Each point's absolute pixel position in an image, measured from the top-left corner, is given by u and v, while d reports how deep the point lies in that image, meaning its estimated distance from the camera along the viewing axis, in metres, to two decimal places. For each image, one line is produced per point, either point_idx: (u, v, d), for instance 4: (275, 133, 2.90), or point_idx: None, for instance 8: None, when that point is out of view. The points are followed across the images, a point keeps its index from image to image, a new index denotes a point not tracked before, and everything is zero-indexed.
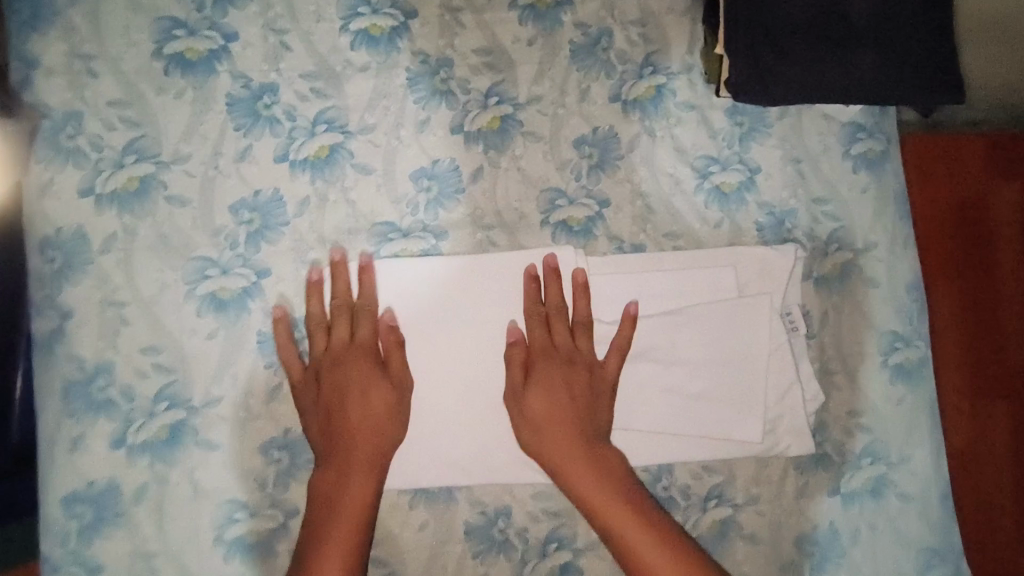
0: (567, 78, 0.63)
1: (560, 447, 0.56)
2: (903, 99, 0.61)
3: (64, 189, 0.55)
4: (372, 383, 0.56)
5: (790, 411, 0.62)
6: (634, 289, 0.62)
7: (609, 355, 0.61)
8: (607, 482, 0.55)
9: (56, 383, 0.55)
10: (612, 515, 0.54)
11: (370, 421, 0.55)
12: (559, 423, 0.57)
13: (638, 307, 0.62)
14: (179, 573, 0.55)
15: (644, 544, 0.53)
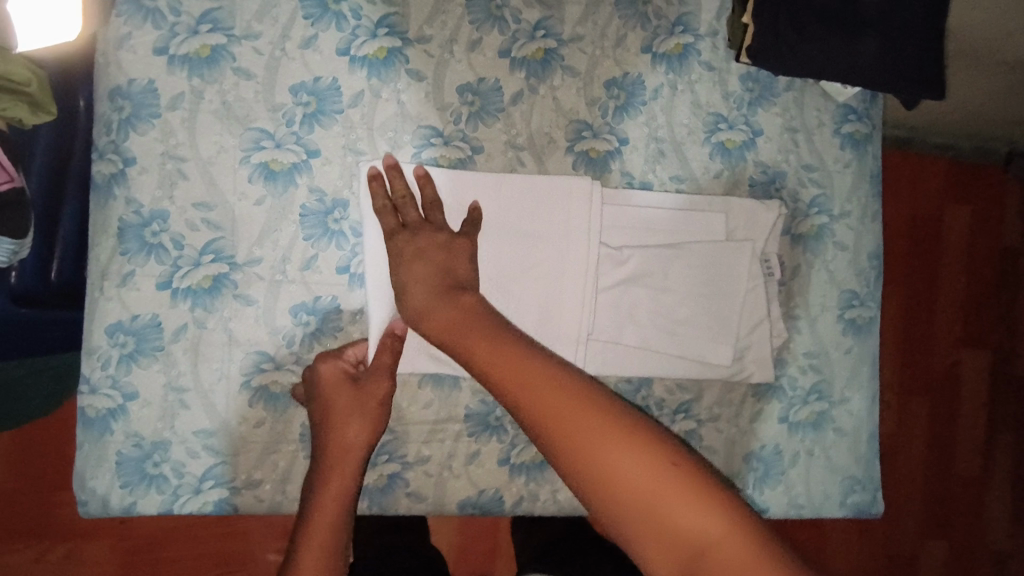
0: (608, 24, 0.70)
1: (483, 353, 0.54)
2: (896, 87, 0.70)
3: (141, 44, 0.59)
4: (339, 384, 0.60)
5: (758, 343, 0.71)
6: (638, 221, 0.69)
7: (612, 275, 0.69)
8: (561, 389, 0.49)
9: (113, 223, 0.59)
10: (539, 407, 0.48)
11: (343, 452, 0.60)
12: (479, 341, 0.55)
13: (640, 238, 0.69)
14: (208, 409, 0.61)
15: (556, 417, 0.48)
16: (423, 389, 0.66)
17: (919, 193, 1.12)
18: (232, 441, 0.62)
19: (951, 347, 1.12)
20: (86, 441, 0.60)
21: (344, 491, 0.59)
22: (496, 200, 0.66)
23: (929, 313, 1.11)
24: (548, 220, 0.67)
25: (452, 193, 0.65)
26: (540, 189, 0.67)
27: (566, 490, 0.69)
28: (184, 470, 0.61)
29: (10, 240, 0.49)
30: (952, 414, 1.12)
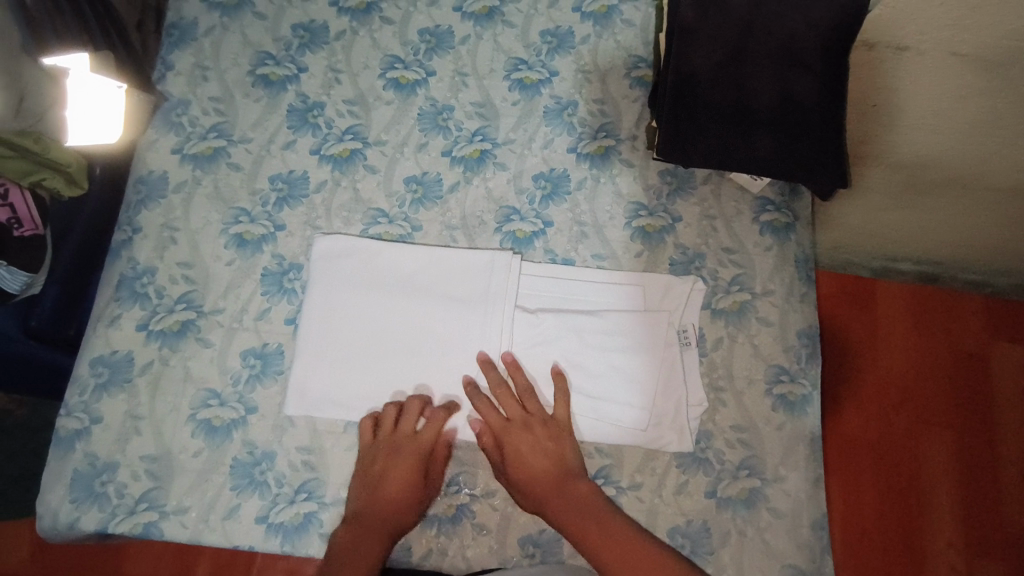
0: (536, 130, 0.83)
1: (548, 492, 0.68)
2: (794, 176, 0.78)
3: (163, 147, 0.79)
4: (395, 449, 0.69)
5: (674, 412, 0.73)
6: (556, 291, 0.77)
7: (527, 338, 0.75)
8: (624, 531, 0.64)
9: (115, 277, 0.75)
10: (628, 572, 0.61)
11: (392, 505, 0.68)
12: (535, 476, 0.69)
13: (555, 306, 0.76)
14: (156, 436, 0.70)
15: None
16: (346, 433, 0.72)
17: (936, 327, 1.17)
18: (169, 467, 0.69)
19: (965, 480, 1.10)
20: (54, 457, 0.70)
21: (366, 540, 0.65)
22: (409, 272, 0.76)
23: (947, 443, 1.11)
24: (459, 289, 0.76)
25: (387, 263, 0.76)
26: (467, 259, 0.76)
27: (475, 548, 0.69)
28: (125, 491, 0.69)
29: (26, 273, 0.73)
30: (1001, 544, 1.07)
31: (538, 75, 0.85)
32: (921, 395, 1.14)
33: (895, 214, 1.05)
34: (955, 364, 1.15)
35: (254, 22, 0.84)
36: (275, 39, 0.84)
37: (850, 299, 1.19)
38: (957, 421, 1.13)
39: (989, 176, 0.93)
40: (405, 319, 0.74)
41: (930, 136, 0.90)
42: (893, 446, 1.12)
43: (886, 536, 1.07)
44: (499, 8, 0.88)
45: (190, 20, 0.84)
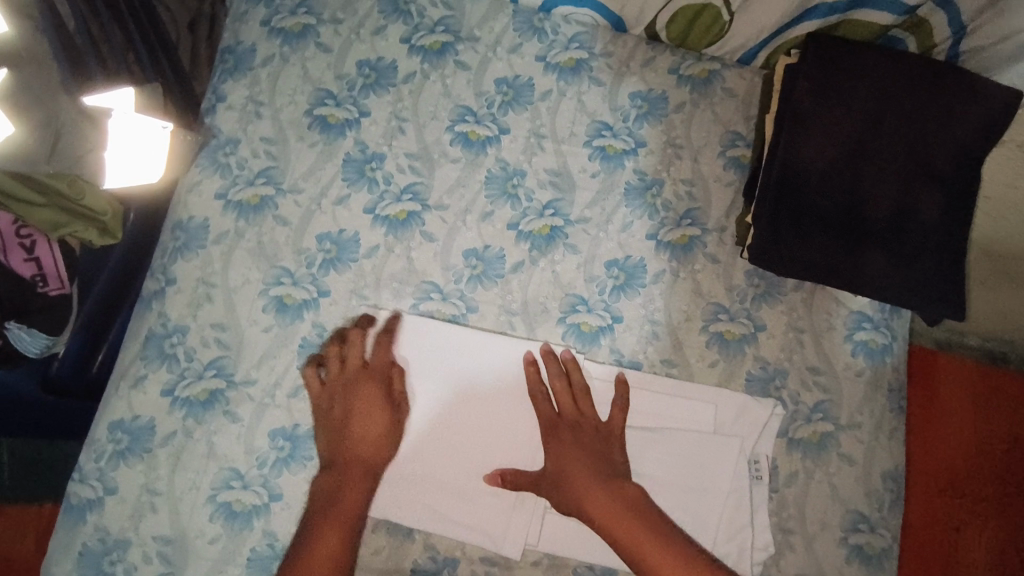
0: (614, 209, 0.75)
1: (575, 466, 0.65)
2: (904, 301, 0.69)
3: (206, 189, 0.71)
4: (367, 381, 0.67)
5: (736, 556, 0.66)
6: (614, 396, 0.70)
7: None
8: (616, 506, 0.62)
9: (143, 332, 0.68)
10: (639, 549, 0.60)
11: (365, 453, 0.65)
12: (574, 455, 0.65)
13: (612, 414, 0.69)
14: (172, 516, 0.65)
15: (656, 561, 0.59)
16: (375, 534, 0.66)
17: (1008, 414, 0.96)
18: (183, 553, 0.64)
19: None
20: (61, 526, 0.64)
21: (359, 488, 0.63)
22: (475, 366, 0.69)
23: (987, 543, 0.90)
24: (509, 385, 0.69)
25: (435, 340, 0.69)
26: (520, 350, 0.70)
27: None
28: (134, 573, 0.63)
29: (47, 334, 0.67)
30: None
31: (622, 144, 0.77)
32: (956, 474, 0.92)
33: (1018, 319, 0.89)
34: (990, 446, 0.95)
35: (316, 54, 0.76)
36: (338, 76, 0.76)
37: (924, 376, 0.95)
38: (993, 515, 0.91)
39: None
40: (471, 422, 0.68)
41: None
42: (939, 542, 0.88)
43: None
44: (587, 62, 0.79)
45: (248, 46, 0.76)
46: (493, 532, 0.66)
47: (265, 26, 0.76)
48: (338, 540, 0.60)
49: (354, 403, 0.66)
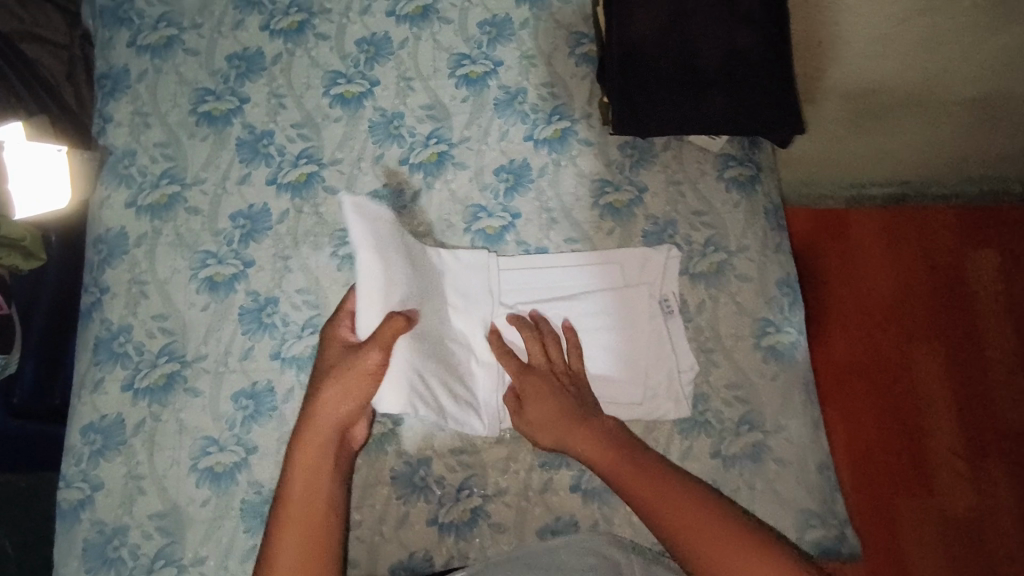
0: (490, 124, 0.82)
1: (558, 423, 0.68)
2: (752, 130, 0.78)
3: (115, 202, 0.77)
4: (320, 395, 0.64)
5: (668, 386, 0.74)
6: (533, 279, 0.77)
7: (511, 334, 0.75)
8: (610, 442, 0.65)
9: (92, 340, 0.74)
10: (638, 484, 0.60)
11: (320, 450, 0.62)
12: (550, 412, 0.69)
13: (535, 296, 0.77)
14: (161, 492, 0.70)
15: (662, 490, 0.59)
16: None
17: (910, 241, 1.25)
18: (180, 520, 0.69)
19: (933, 382, 1.19)
20: (62, 529, 0.69)
21: (315, 484, 0.61)
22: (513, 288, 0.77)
23: (938, 360, 1.19)
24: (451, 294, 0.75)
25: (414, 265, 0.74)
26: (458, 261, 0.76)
27: (494, 547, 0.70)
28: (139, 551, 0.68)
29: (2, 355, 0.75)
30: (994, 441, 1.16)
31: (482, 67, 0.84)
32: (891, 306, 1.21)
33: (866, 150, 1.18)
34: (918, 269, 1.24)
35: (186, 59, 0.82)
36: (211, 73, 0.82)
37: (830, 232, 1.25)
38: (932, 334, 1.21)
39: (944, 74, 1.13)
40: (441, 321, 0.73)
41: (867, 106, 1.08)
42: (880, 368, 1.19)
43: (856, 445, 1.16)
44: (433, 6, 0.86)
45: (121, 67, 0.82)
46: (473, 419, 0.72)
47: (131, 46, 0.83)
48: (302, 533, 0.58)
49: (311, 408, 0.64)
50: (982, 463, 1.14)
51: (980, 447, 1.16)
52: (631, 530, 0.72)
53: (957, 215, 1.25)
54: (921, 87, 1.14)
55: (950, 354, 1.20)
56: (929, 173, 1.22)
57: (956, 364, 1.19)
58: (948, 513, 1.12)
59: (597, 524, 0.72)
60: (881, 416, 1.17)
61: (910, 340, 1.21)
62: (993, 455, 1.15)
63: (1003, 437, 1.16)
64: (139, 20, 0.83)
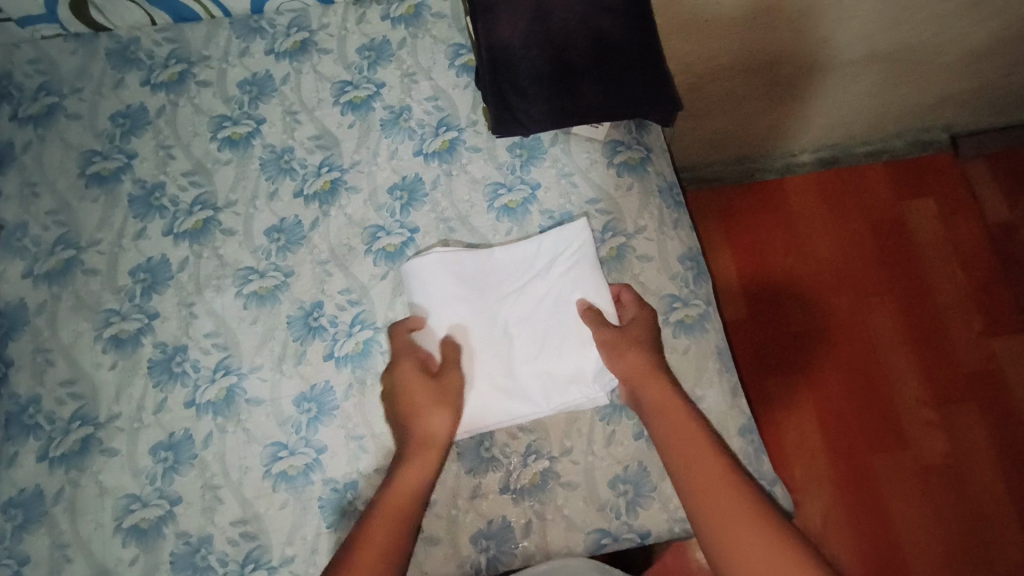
0: (379, 144, 0.84)
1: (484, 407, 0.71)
2: (626, 115, 0.80)
3: (14, 275, 0.78)
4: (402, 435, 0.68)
5: (593, 370, 0.73)
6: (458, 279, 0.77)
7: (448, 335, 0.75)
8: (707, 438, 0.61)
9: (2, 416, 0.73)
10: (697, 468, 0.59)
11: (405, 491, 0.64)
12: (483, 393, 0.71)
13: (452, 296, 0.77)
14: (87, 558, 0.69)
15: (699, 467, 0.59)
16: (276, 492, 0.71)
17: (847, 206, 1.38)
18: None
19: (892, 329, 1.29)
20: None
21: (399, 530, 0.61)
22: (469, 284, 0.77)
23: (890, 312, 1.31)
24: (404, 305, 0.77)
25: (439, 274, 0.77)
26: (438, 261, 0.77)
27: (431, 560, 0.70)
28: None
29: None
30: (953, 376, 1.26)
31: (365, 91, 0.86)
32: (835, 267, 1.34)
33: (797, 125, 1.26)
34: (877, 229, 1.36)
35: (69, 124, 0.83)
36: (96, 134, 0.83)
37: (773, 206, 1.39)
38: (881, 289, 1.32)
39: (855, 107, 1.24)
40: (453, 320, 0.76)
41: (790, 89, 1.14)
42: (838, 330, 1.30)
43: (826, 409, 1.25)
44: (310, 39, 0.88)
45: (6, 142, 0.83)
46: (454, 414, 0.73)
47: (14, 120, 0.83)
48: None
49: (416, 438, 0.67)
50: (951, 406, 1.24)
51: (941, 389, 1.25)
52: (564, 523, 0.71)
53: (888, 175, 1.39)
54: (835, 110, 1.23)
55: (903, 302, 1.31)
56: (873, 135, 1.34)
57: (908, 312, 1.30)
58: (922, 460, 1.21)
59: (529, 522, 0.71)
60: (842, 368, 1.27)
61: (863, 296, 1.32)
62: (959, 390, 1.25)
63: (963, 371, 1.26)
64: (18, 93, 0.84)
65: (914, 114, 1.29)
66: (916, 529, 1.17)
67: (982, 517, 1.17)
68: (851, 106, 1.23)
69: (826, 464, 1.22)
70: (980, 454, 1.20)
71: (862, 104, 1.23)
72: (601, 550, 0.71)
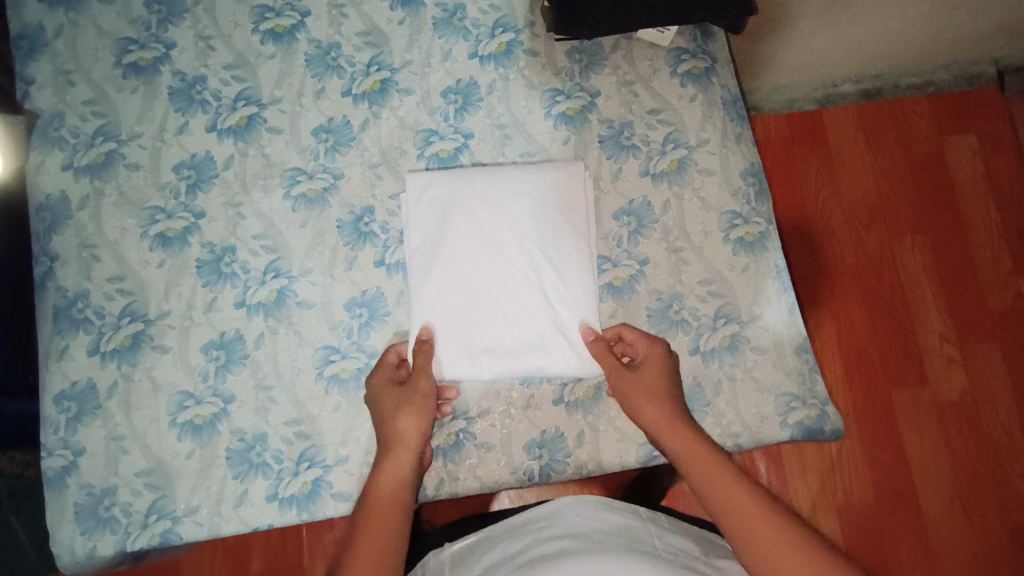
0: (431, 45, 0.79)
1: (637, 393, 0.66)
2: (699, 16, 0.75)
3: (52, 166, 0.75)
4: (398, 413, 0.65)
5: (656, 307, 0.74)
6: (487, 230, 0.74)
7: (448, 247, 0.73)
8: (699, 448, 0.61)
9: (50, 310, 0.72)
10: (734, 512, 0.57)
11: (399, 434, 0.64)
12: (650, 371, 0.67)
13: (483, 247, 0.73)
14: (144, 450, 0.69)
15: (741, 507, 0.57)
16: (329, 394, 0.71)
17: (887, 138, 1.30)
18: (167, 475, 0.69)
19: (922, 268, 1.25)
20: (49, 497, 0.69)
21: (404, 476, 0.62)
22: (505, 209, 0.74)
23: (922, 251, 1.26)
24: (454, 239, 0.73)
25: (500, 205, 0.74)
26: (523, 193, 0.74)
27: (484, 465, 0.71)
28: (131, 509, 0.68)
29: None
30: (979, 316, 1.23)
31: None
32: (870, 201, 1.28)
33: (847, 51, 1.19)
34: (916, 163, 1.29)
35: (102, 9, 0.78)
36: (131, 21, 0.78)
37: (814, 135, 1.31)
38: (914, 226, 1.27)
39: (914, 31, 1.16)
40: (468, 208, 0.74)
41: (846, 11, 1.07)
42: (869, 267, 1.25)
43: (851, 348, 1.22)
44: None
45: (36, 25, 0.78)
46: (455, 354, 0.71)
47: (43, 2, 0.78)
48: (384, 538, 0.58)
49: (388, 411, 0.66)
50: (974, 346, 1.22)
51: (967, 328, 1.23)
52: (616, 434, 0.72)
53: (932, 105, 1.31)
54: (890, 32, 1.15)
55: (934, 241, 1.27)
56: (921, 66, 1.28)
57: (939, 250, 1.26)
58: (940, 399, 1.19)
59: (582, 433, 0.72)
60: (868, 305, 1.24)
61: (895, 234, 1.27)
62: (984, 330, 1.22)
63: (990, 311, 1.23)
64: None
65: (966, 44, 1.23)
66: (931, 467, 1.17)
67: (993, 456, 1.17)
68: (911, 30, 1.16)
69: (846, 402, 1.20)
70: (996, 395, 1.19)
71: (920, 27, 1.15)
72: (651, 461, 0.72)
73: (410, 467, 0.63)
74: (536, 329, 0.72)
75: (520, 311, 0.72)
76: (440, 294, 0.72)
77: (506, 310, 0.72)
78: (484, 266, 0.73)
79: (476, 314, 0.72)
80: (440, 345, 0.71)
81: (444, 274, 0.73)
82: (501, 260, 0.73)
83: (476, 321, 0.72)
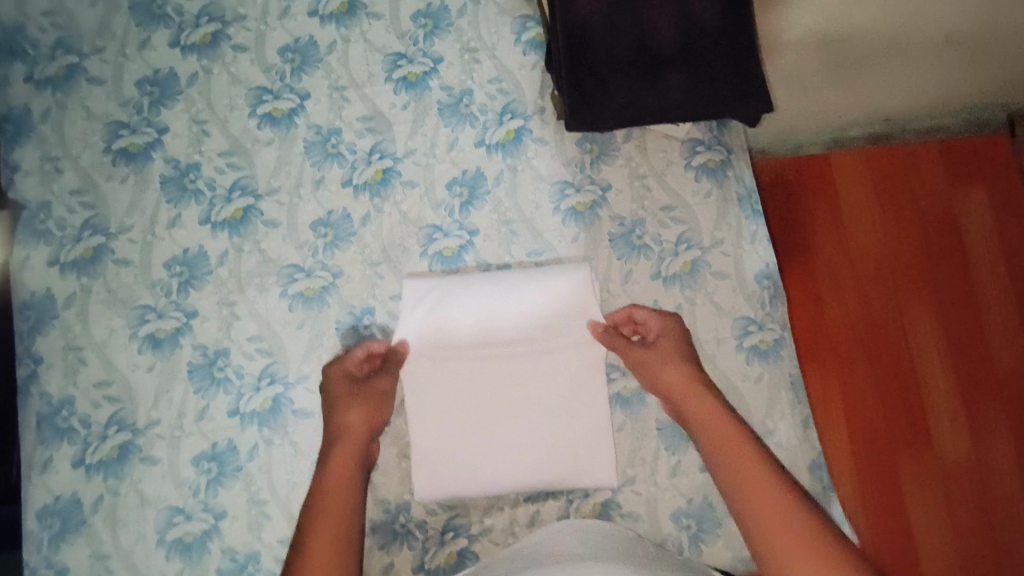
0: (436, 133, 0.75)
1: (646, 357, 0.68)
2: (719, 109, 0.69)
3: (37, 261, 0.71)
4: (350, 405, 0.66)
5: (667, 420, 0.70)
6: (489, 342, 0.70)
7: (447, 362, 0.70)
8: (710, 404, 0.64)
9: (33, 417, 0.68)
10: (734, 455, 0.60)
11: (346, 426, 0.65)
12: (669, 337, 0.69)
13: (485, 360, 0.70)
14: (131, 570, 0.66)
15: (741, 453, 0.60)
16: None
17: None
18: None
19: None
20: None
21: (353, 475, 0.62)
22: (507, 316, 0.70)
23: None
24: (453, 350, 0.70)
25: (502, 315, 0.70)
26: (529, 303, 0.70)
27: None
28: None
29: None
30: None
31: (420, 67, 0.76)
32: None
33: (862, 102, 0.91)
34: None
35: (91, 90, 0.74)
36: (122, 104, 0.74)
37: None
38: (929, 269, 0.92)
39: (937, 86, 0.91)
40: (467, 317, 0.70)
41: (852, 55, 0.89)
42: None
43: (856, 416, 0.85)
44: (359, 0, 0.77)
45: (22, 107, 0.74)
46: (454, 479, 0.68)
47: (29, 81, 0.74)
48: (339, 526, 0.59)
49: (341, 400, 0.67)
50: None
51: None
52: None
53: None
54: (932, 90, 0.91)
55: None
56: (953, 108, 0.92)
57: None
58: None
59: None
60: None
61: None
62: None
63: None
64: (33, 50, 0.74)
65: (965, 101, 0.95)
66: None
67: None
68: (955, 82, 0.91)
69: None
70: None
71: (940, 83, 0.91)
72: None
73: (358, 460, 0.64)
74: (545, 447, 0.68)
75: (524, 429, 0.69)
76: (441, 412, 0.69)
77: (511, 436, 0.69)
78: (486, 380, 0.70)
79: (478, 434, 0.69)
80: (440, 460, 0.68)
81: (441, 392, 0.69)
82: (505, 378, 0.70)
83: (479, 441, 0.69)
